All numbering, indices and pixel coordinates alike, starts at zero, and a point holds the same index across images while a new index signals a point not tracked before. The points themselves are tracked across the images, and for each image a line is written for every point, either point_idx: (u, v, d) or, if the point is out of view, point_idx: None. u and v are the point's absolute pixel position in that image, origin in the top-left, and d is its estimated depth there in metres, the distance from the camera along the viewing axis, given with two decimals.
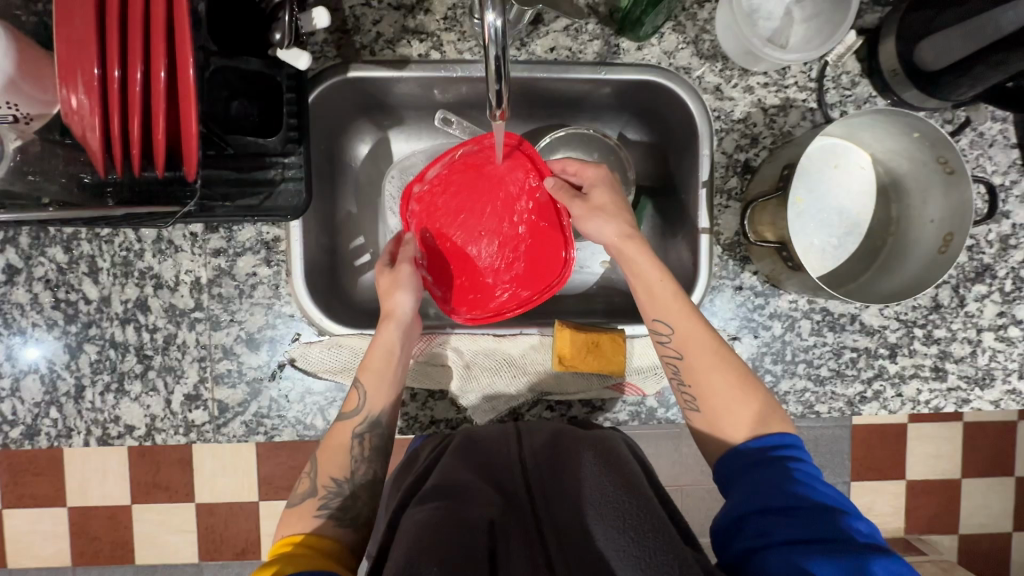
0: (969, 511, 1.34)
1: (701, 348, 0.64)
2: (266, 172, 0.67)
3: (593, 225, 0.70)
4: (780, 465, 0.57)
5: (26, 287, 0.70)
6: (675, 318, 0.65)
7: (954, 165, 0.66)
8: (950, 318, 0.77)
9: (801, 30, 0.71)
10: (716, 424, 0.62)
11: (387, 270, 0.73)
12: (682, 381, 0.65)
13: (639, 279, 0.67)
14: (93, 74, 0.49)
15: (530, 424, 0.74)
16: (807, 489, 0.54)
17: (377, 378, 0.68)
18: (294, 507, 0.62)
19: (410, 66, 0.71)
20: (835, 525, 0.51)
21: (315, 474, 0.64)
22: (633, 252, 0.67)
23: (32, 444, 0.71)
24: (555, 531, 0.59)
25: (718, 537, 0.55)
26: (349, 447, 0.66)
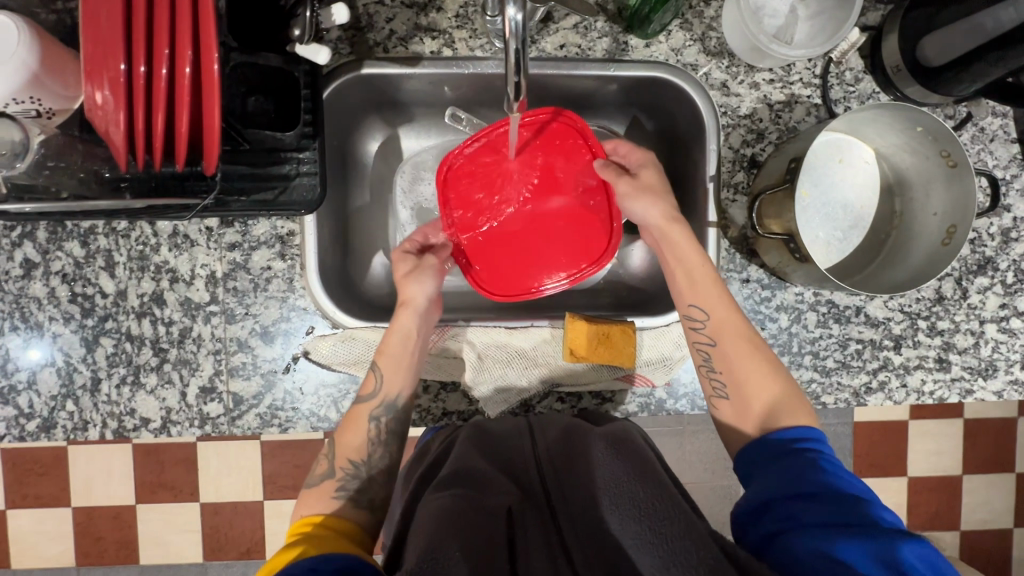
0: (970, 508, 1.35)
1: (734, 335, 0.66)
2: (282, 167, 0.68)
3: (639, 205, 0.71)
4: (802, 454, 0.58)
5: (43, 282, 0.71)
6: (709, 303, 0.67)
7: (956, 158, 0.68)
8: (953, 310, 0.79)
9: (805, 27, 0.72)
10: (745, 409, 0.65)
11: (409, 258, 0.74)
12: (713, 368, 0.67)
13: (681, 264, 0.69)
14: (119, 69, 0.50)
15: (541, 418, 0.74)
16: (831, 476, 0.55)
17: (398, 362, 0.69)
18: (312, 489, 0.64)
19: (422, 63, 0.73)
20: (859, 509, 0.51)
21: (334, 456, 0.66)
22: (678, 234, 0.69)
23: (48, 437, 0.72)
24: (568, 515, 0.61)
25: (740, 523, 0.56)
26: (367, 429, 0.67)
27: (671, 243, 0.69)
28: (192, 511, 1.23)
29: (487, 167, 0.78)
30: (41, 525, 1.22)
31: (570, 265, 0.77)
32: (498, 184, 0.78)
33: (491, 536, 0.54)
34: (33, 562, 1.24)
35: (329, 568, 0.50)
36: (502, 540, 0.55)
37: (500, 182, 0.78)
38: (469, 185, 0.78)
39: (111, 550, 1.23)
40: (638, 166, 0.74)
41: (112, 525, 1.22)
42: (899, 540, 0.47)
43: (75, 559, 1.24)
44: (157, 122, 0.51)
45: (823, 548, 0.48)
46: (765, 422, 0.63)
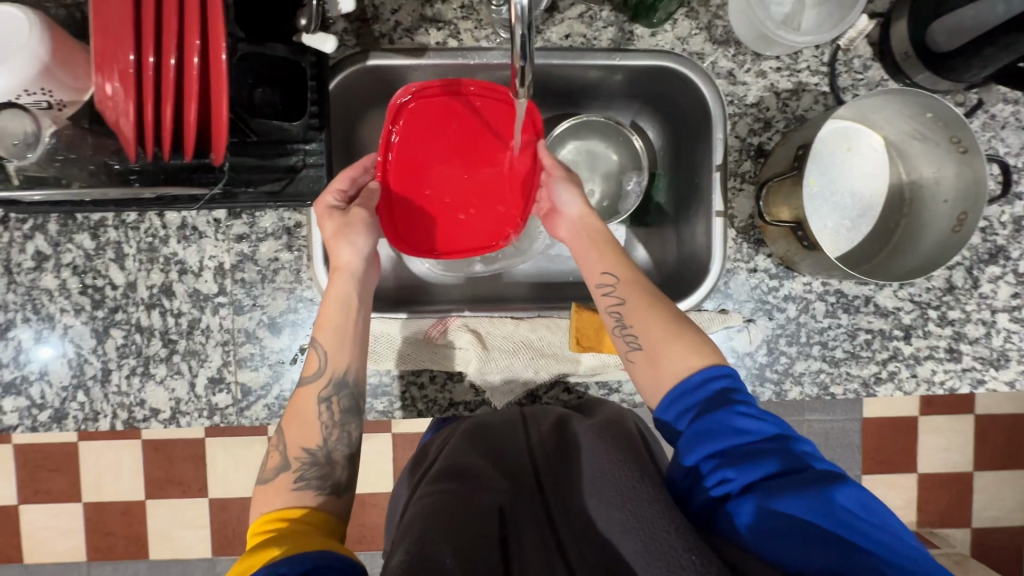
0: (982, 504, 1.34)
1: (642, 291, 0.66)
2: (288, 158, 0.69)
3: (566, 192, 0.75)
4: (718, 401, 0.57)
5: (54, 274, 0.72)
6: (620, 269, 0.68)
7: (967, 144, 0.67)
8: (964, 300, 0.78)
9: (813, 14, 0.72)
10: (656, 364, 0.62)
11: (336, 214, 0.69)
12: (625, 325, 0.65)
13: (601, 243, 0.71)
14: (129, 60, 0.51)
15: (536, 411, 0.73)
16: (752, 420, 0.55)
17: (339, 333, 0.67)
18: (269, 484, 0.62)
19: (427, 54, 0.73)
20: (789, 455, 0.53)
21: (284, 447, 0.63)
22: (593, 222, 0.73)
23: (60, 427, 0.73)
24: (560, 508, 0.62)
25: (681, 488, 0.57)
26: (316, 414, 0.65)
27: (591, 227, 0.73)
28: (201, 506, 1.24)
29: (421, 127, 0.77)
30: (52, 520, 1.24)
31: (470, 242, 0.80)
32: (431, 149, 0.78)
33: (483, 530, 0.56)
34: (44, 557, 1.25)
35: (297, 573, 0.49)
36: (494, 535, 0.56)
37: (436, 149, 0.79)
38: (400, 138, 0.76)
39: (121, 545, 1.24)
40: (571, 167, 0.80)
41: (123, 519, 1.23)
42: (832, 489, 0.49)
43: (86, 554, 1.25)
44: (165, 111, 0.52)
45: (768, 508, 0.50)
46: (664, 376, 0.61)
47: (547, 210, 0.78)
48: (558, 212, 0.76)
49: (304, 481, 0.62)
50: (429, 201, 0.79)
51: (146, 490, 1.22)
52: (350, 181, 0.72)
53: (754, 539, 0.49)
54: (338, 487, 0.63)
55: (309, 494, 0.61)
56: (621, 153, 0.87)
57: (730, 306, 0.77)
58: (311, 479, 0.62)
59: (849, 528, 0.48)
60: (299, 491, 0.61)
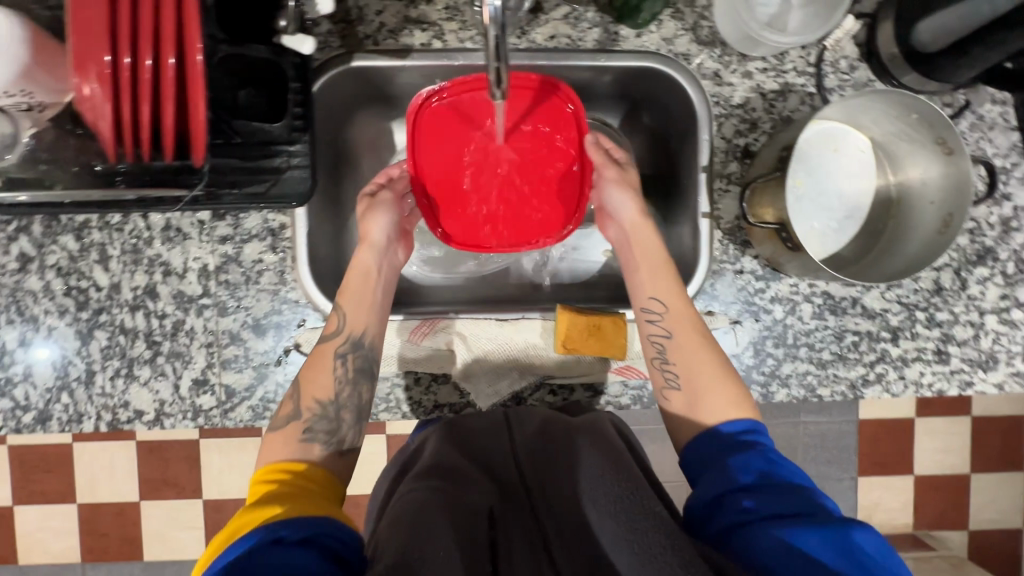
0: (978, 507, 1.33)
1: (691, 328, 0.67)
2: (273, 160, 0.67)
3: (618, 196, 0.75)
4: (747, 447, 0.58)
5: (38, 275, 0.72)
6: (666, 294, 0.69)
7: (952, 145, 0.67)
8: (952, 301, 0.77)
9: (799, 15, 0.72)
10: (699, 400, 0.64)
11: (366, 199, 0.76)
12: (666, 360, 0.67)
13: (643, 253, 0.72)
14: (104, 62, 0.50)
15: (519, 412, 0.74)
16: (774, 467, 0.56)
17: (360, 298, 0.70)
18: (277, 432, 0.62)
19: (412, 55, 0.73)
20: (805, 498, 0.52)
21: (299, 396, 0.64)
22: (644, 234, 0.73)
23: (43, 429, 0.72)
24: (548, 511, 0.60)
25: (698, 518, 0.56)
26: (332, 367, 0.66)
27: (642, 236, 0.73)
28: (194, 507, 1.24)
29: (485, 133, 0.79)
30: (46, 521, 1.24)
31: (514, 236, 0.80)
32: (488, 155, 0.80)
33: (472, 530, 0.54)
34: (37, 559, 1.25)
35: (292, 540, 0.49)
36: (482, 537, 0.54)
37: (475, 141, 0.79)
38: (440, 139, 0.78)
39: (115, 546, 1.24)
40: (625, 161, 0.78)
41: (116, 520, 1.23)
42: (851, 527, 0.48)
43: (79, 555, 1.25)
44: (144, 113, 0.52)
45: (783, 539, 0.48)
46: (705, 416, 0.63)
47: (603, 210, 0.79)
48: (612, 216, 0.77)
49: (312, 433, 0.62)
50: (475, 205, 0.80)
51: (140, 491, 1.22)
52: (386, 175, 0.78)
53: (766, 563, 0.47)
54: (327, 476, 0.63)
55: (314, 448, 0.62)
56: None
57: (717, 308, 0.77)
58: (318, 432, 0.63)
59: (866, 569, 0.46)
60: (305, 443, 0.62)
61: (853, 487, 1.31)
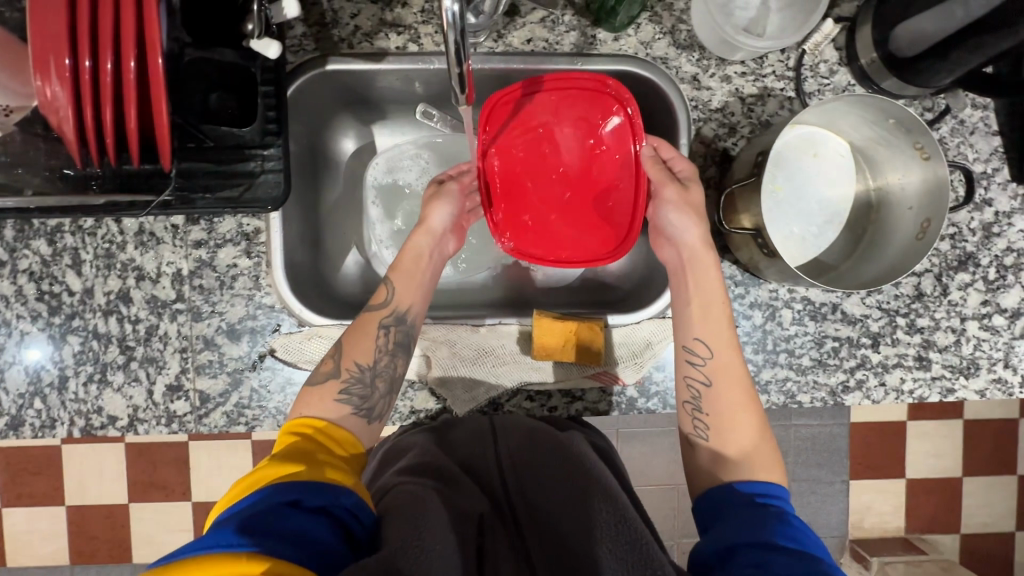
0: (970, 511, 1.32)
1: (736, 384, 0.64)
2: (247, 164, 0.67)
3: (679, 219, 0.69)
4: (767, 508, 0.56)
5: (11, 280, 0.71)
6: (712, 339, 0.66)
7: (929, 151, 0.66)
8: (933, 307, 0.77)
9: (777, 19, 0.71)
10: (732, 448, 0.63)
11: (434, 186, 0.77)
12: (701, 408, 0.65)
13: (699, 284, 0.67)
14: (64, 64, 0.50)
15: (506, 419, 0.71)
16: (795, 535, 0.53)
17: (409, 277, 0.70)
18: (316, 386, 0.62)
19: (387, 59, 0.72)
20: (821, 569, 0.49)
21: (340, 356, 0.64)
22: (707, 266, 0.68)
23: (16, 435, 0.72)
24: (532, 526, 0.62)
25: (704, 565, 0.54)
26: (375, 336, 0.66)
27: (698, 269, 0.68)
28: (182, 511, 1.23)
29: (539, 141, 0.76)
30: (33, 524, 1.23)
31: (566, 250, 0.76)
32: (542, 165, 0.77)
33: (465, 538, 0.56)
34: (26, 562, 1.25)
35: (309, 506, 0.49)
36: (472, 546, 0.56)
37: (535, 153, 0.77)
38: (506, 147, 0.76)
39: (103, 549, 1.24)
40: (686, 175, 0.70)
41: (105, 523, 1.22)
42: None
43: (68, 557, 1.24)
44: (105, 116, 0.51)
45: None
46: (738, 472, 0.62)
47: (657, 228, 0.73)
48: (669, 237, 0.71)
49: (347, 394, 0.62)
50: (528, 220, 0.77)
51: (128, 493, 1.22)
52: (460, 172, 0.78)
53: None
54: None
55: (347, 409, 0.62)
56: None
57: None
58: (354, 394, 0.62)
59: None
60: (340, 403, 0.62)
61: (845, 490, 1.31)
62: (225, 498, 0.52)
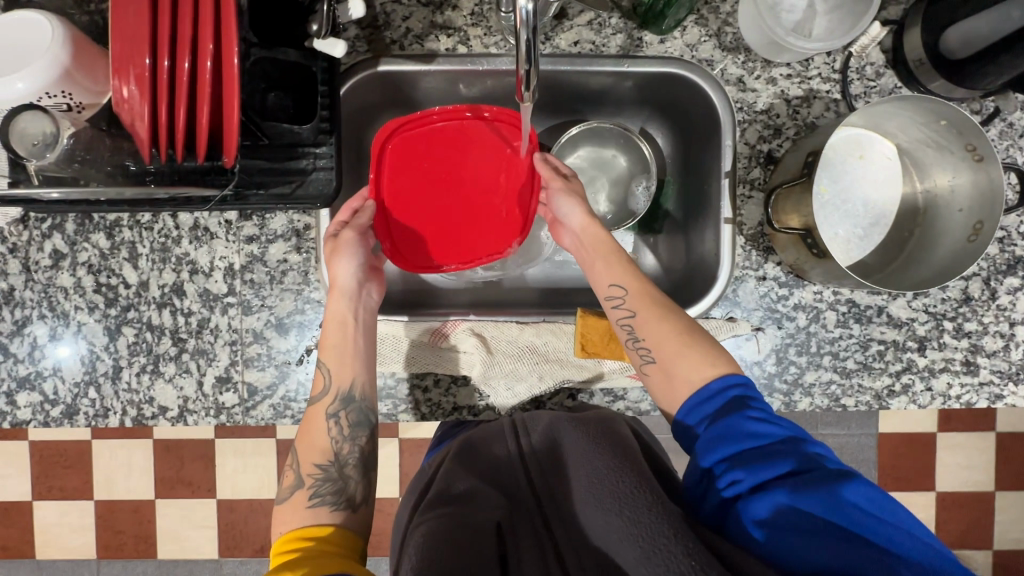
0: (1003, 527, 1.29)
1: (651, 303, 0.67)
2: (299, 162, 0.69)
3: (565, 203, 0.74)
4: (731, 407, 0.59)
5: (70, 272, 0.74)
6: (626, 278, 0.68)
7: (982, 152, 0.66)
8: (981, 311, 0.76)
9: (824, 22, 0.72)
10: (673, 370, 0.63)
11: (329, 239, 0.72)
12: (637, 339, 0.66)
13: (603, 260, 0.70)
14: (144, 64, 0.52)
15: (528, 416, 0.73)
16: (764, 425, 0.57)
17: (342, 354, 0.69)
18: (285, 504, 0.63)
19: (437, 60, 0.74)
20: (796, 458, 0.55)
21: (299, 464, 0.65)
22: (597, 231, 0.72)
23: (71, 423, 0.74)
24: (559, 518, 0.60)
25: (693, 489, 0.58)
26: (327, 429, 0.67)
27: (595, 241, 0.72)
28: (206, 508, 1.25)
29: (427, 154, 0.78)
30: (63, 518, 1.25)
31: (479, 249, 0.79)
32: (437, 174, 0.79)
33: (479, 547, 0.54)
34: (54, 555, 1.27)
35: None
36: (491, 555, 0.54)
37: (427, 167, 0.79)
38: (390, 178, 0.77)
39: (130, 544, 1.26)
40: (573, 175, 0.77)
41: (132, 518, 1.24)
42: (840, 486, 0.51)
43: (96, 551, 1.26)
44: (179, 115, 0.54)
45: (782, 506, 0.52)
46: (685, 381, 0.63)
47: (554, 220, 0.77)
48: (562, 223, 0.75)
49: (318, 497, 0.63)
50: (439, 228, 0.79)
51: (156, 489, 1.23)
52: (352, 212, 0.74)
53: (768, 534, 0.51)
54: (353, 511, 0.64)
55: (324, 511, 0.62)
56: (626, 158, 0.87)
57: (739, 315, 0.76)
58: (325, 495, 0.63)
59: (859, 525, 0.50)
60: (315, 508, 0.62)
61: None
62: None
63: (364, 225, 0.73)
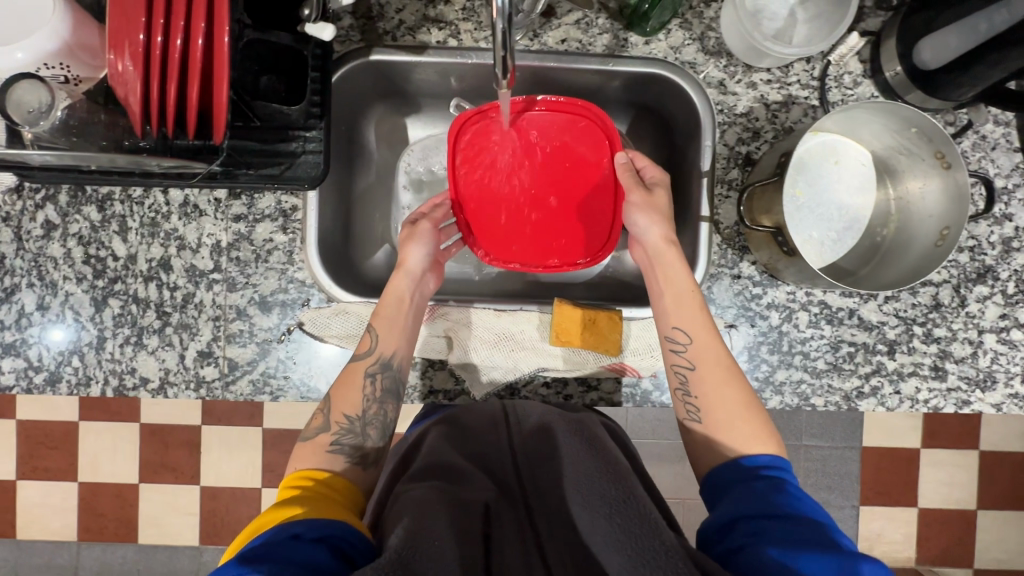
0: (983, 545, 1.30)
1: (716, 363, 0.66)
2: (289, 144, 0.71)
3: (643, 220, 0.73)
4: (767, 479, 0.58)
5: (61, 243, 0.75)
6: (692, 327, 0.67)
7: (950, 160, 0.68)
8: (951, 318, 0.78)
9: (804, 30, 0.74)
10: (721, 433, 0.64)
11: (408, 226, 0.78)
12: (689, 392, 0.66)
13: (666, 280, 0.70)
14: (138, 40, 0.54)
15: (520, 405, 0.72)
16: (794, 500, 0.55)
17: (391, 324, 0.71)
18: (307, 442, 0.64)
19: (428, 52, 0.76)
20: (820, 533, 0.52)
21: (329, 410, 0.66)
22: (672, 257, 0.71)
23: (53, 390, 0.75)
24: (543, 514, 0.60)
25: (707, 538, 0.56)
26: (362, 385, 0.68)
27: (664, 261, 0.71)
28: (189, 495, 1.25)
29: (516, 157, 0.82)
30: (44, 498, 1.26)
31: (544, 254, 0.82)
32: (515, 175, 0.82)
33: (467, 527, 0.55)
34: (34, 536, 1.27)
35: (311, 537, 0.50)
36: (477, 533, 0.55)
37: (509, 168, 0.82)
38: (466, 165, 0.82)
39: (111, 527, 1.26)
40: (654, 182, 0.75)
41: (114, 501, 1.25)
42: (861, 561, 0.47)
43: (76, 534, 1.26)
44: (171, 91, 0.56)
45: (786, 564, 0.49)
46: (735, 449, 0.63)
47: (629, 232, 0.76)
48: (635, 238, 0.75)
49: (339, 445, 0.64)
50: (499, 225, 0.82)
51: (140, 473, 1.24)
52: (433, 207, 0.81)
53: None
54: (364, 468, 0.64)
55: (340, 459, 0.63)
56: None
57: (712, 312, 0.78)
58: (344, 445, 0.64)
59: None
60: (332, 454, 0.63)
61: (855, 515, 1.29)
62: (241, 536, 0.55)
63: (438, 220, 0.80)
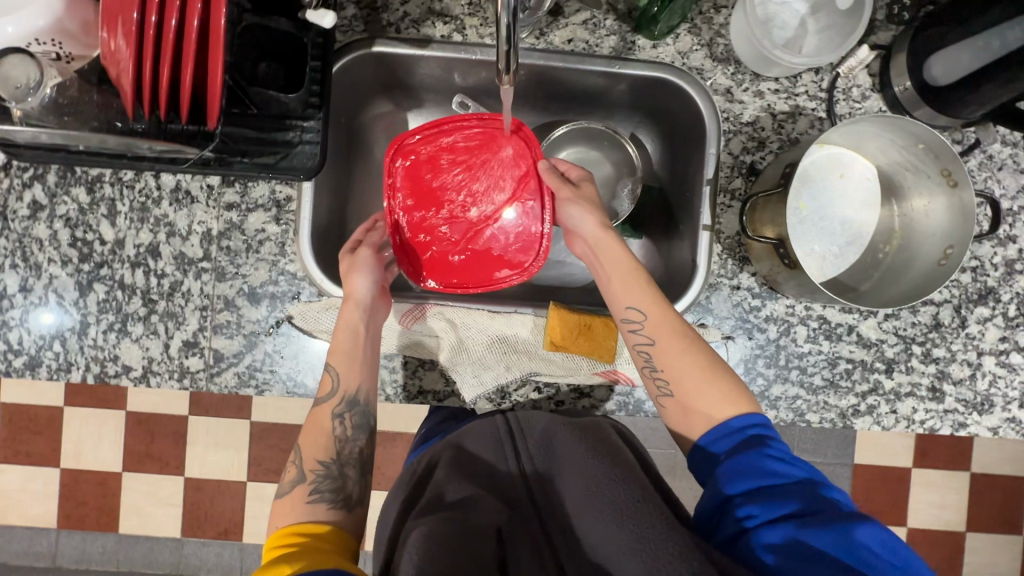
0: (973, 568, 1.29)
1: (673, 333, 0.64)
2: (286, 134, 0.69)
3: (576, 212, 0.73)
4: (750, 442, 0.57)
5: (47, 224, 0.74)
6: (644, 303, 0.66)
7: (957, 178, 0.67)
8: (950, 338, 0.76)
9: (814, 40, 0.73)
10: (692, 405, 0.62)
11: (348, 255, 0.74)
12: (655, 368, 0.65)
13: (614, 267, 0.69)
14: (132, 18, 0.53)
15: (520, 415, 0.70)
16: (783, 463, 0.55)
17: (349, 358, 0.69)
18: (285, 497, 0.62)
19: (432, 45, 0.75)
20: (811, 496, 0.52)
21: (301, 460, 0.64)
22: (609, 242, 0.70)
23: (32, 374, 0.73)
24: (559, 528, 0.58)
25: (705, 522, 0.56)
26: (331, 429, 0.67)
27: (608, 247, 0.70)
28: (173, 486, 1.23)
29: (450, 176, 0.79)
30: (25, 484, 1.24)
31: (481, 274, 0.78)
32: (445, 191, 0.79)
33: (479, 548, 0.52)
34: (12, 522, 1.25)
35: None
36: (491, 560, 0.51)
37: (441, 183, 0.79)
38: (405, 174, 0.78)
39: (92, 516, 1.24)
40: (580, 180, 0.77)
41: (96, 489, 1.23)
42: (852, 524, 0.48)
43: (55, 521, 1.24)
44: (164, 74, 0.54)
45: (788, 538, 0.49)
46: (712, 413, 0.61)
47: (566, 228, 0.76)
48: (574, 231, 0.75)
49: (318, 493, 0.62)
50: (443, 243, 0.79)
51: (123, 462, 1.22)
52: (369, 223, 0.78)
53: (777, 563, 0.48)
54: (348, 510, 0.63)
55: (316, 490, 0.62)
56: (615, 161, 0.87)
57: (710, 322, 0.76)
58: (324, 492, 0.62)
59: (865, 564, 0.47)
60: (313, 502, 0.61)
61: None
62: None
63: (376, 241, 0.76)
